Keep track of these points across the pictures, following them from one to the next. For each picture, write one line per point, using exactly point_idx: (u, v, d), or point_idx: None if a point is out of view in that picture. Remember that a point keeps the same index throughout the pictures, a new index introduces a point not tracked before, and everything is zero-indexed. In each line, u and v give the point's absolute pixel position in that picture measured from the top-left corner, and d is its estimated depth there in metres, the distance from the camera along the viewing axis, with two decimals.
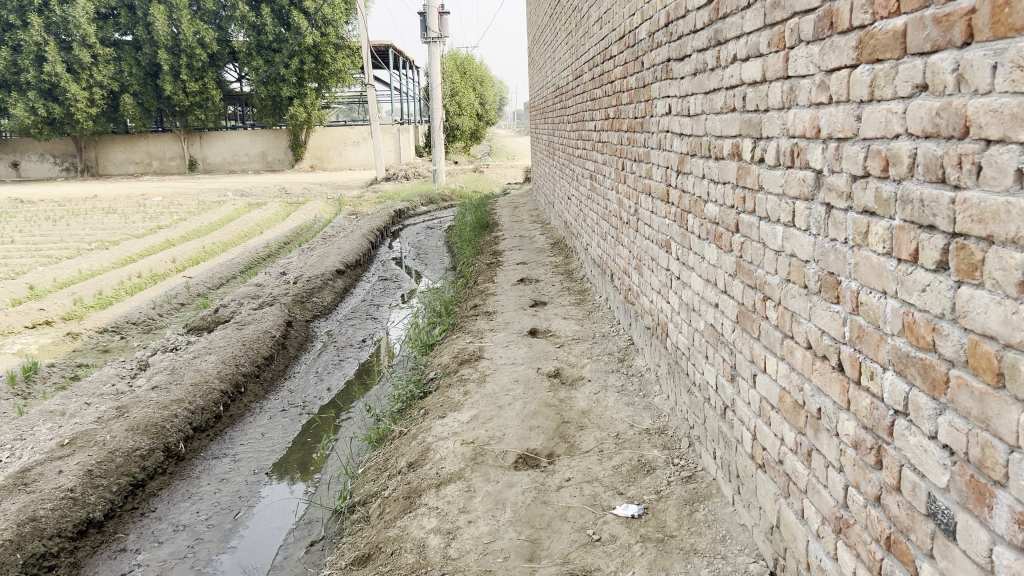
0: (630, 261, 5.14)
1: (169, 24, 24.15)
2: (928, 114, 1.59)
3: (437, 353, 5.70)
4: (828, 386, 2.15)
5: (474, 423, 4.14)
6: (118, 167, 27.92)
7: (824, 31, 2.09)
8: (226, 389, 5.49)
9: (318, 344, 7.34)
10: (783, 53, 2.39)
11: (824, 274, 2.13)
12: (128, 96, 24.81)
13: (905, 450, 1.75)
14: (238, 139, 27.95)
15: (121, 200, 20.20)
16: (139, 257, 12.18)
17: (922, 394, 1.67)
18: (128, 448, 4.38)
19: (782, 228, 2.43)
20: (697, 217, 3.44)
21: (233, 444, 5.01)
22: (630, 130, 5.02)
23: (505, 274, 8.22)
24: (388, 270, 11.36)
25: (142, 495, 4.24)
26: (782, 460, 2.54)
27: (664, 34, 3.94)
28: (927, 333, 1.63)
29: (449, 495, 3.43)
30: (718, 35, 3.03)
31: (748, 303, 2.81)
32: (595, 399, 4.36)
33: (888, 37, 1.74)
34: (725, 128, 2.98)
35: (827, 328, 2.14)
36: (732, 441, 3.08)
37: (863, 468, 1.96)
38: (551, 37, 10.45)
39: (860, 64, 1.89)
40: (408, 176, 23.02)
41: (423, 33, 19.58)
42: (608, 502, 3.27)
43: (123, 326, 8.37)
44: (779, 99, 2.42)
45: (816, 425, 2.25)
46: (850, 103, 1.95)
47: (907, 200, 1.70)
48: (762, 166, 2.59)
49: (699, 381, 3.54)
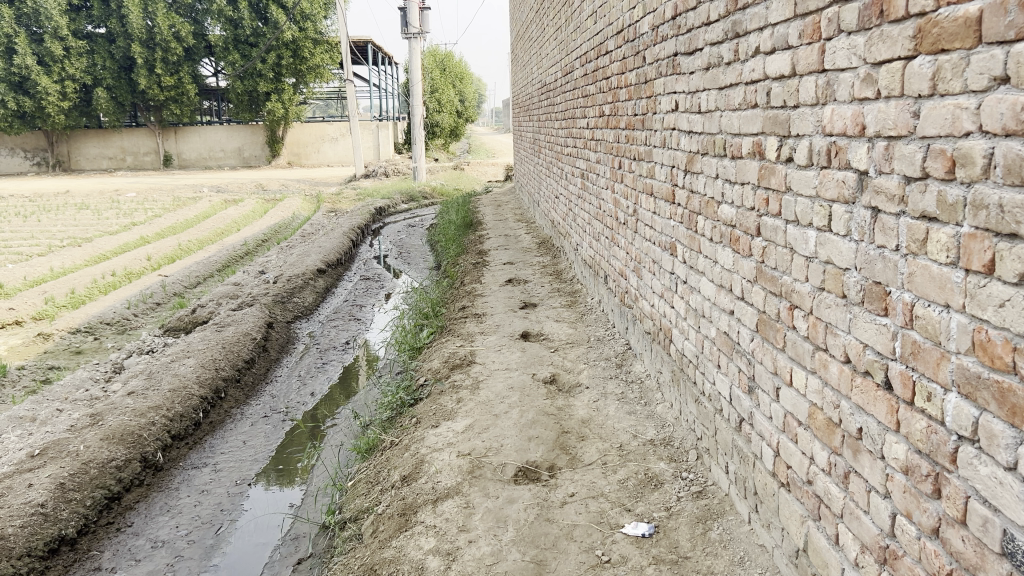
0: (627, 263, 4.98)
1: (144, 17, 23.70)
2: (1009, 109, 1.44)
3: (426, 358, 5.50)
4: (872, 405, 1.99)
5: (470, 432, 3.95)
6: (91, 162, 27.41)
7: (871, 19, 1.92)
8: (206, 395, 5.26)
9: (300, 346, 7.11)
10: (817, 45, 2.22)
11: (869, 283, 1.97)
12: (101, 90, 24.31)
13: (973, 480, 1.59)
14: (214, 134, 27.52)
15: (93, 195, 19.74)
16: (113, 254, 11.84)
17: (998, 420, 1.51)
18: (103, 459, 4.16)
19: (815, 232, 2.27)
20: (709, 219, 3.28)
21: (213, 453, 4.79)
22: (628, 127, 4.86)
23: (492, 274, 8.03)
24: (370, 269, 11.13)
25: (118, 509, 4.02)
26: (810, 481, 2.37)
27: (671, 27, 3.77)
28: (1005, 353, 1.47)
29: (447, 512, 3.24)
30: (737, 28, 2.86)
31: (770, 311, 2.64)
32: (595, 407, 4.19)
33: (957, 25, 1.58)
34: (744, 125, 2.81)
35: (871, 342, 1.97)
36: (748, 456, 2.91)
37: (915, 496, 1.80)
38: (537, 32, 10.28)
39: (918, 55, 1.73)
40: (387, 173, 22.76)
41: (403, 28, 19.30)
42: (616, 520, 3.10)
43: (97, 326, 8.09)
44: (813, 94, 2.26)
45: (855, 446, 2.09)
46: (904, 98, 1.78)
47: (980, 205, 1.54)
48: (791, 166, 2.42)
49: (708, 391, 3.38)
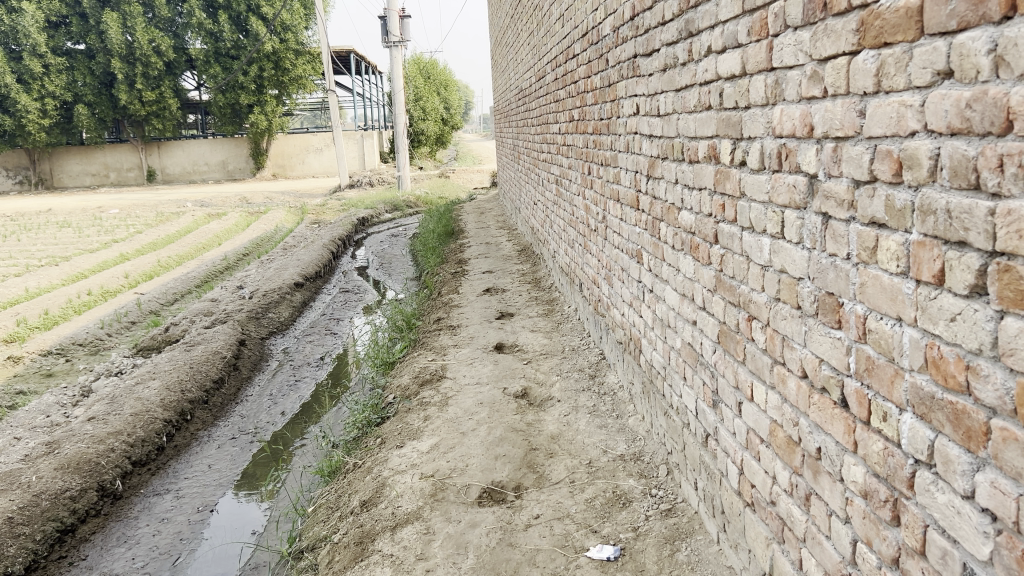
0: (599, 270, 4.85)
1: (123, 32, 23.50)
2: (954, 106, 1.31)
3: (397, 373, 5.37)
4: (829, 424, 1.86)
5: (435, 453, 3.82)
6: (74, 180, 27.16)
7: (815, 13, 1.80)
8: (170, 418, 5.12)
9: (273, 363, 6.97)
10: (765, 42, 2.11)
11: (822, 294, 1.85)
12: (81, 107, 24.07)
13: (931, 508, 1.46)
14: (197, 148, 27.34)
15: (76, 213, 19.50)
16: (90, 273, 11.63)
17: (953, 445, 1.38)
18: (56, 490, 4.02)
19: (768, 240, 2.15)
20: (670, 226, 3.16)
21: (176, 478, 4.64)
22: (595, 132, 4.74)
23: (470, 283, 7.91)
24: (351, 281, 11.00)
25: (71, 542, 3.88)
26: (774, 502, 2.25)
27: (630, 29, 3.65)
28: (958, 372, 1.35)
29: (406, 540, 3.10)
30: (690, 26, 2.74)
31: (730, 322, 2.52)
32: (565, 421, 4.05)
33: (898, 16, 1.46)
34: (700, 128, 2.69)
35: (827, 357, 1.85)
36: (715, 473, 2.79)
37: (875, 523, 1.67)
38: (513, 38, 10.17)
39: (862, 49, 1.61)
40: (372, 183, 22.64)
41: (384, 37, 19.17)
42: (580, 543, 2.96)
43: (69, 348, 7.90)
44: (762, 94, 2.14)
45: (815, 467, 1.96)
46: (850, 96, 1.66)
47: (927, 211, 1.41)
48: (744, 170, 2.30)
49: (676, 405, 3.25)
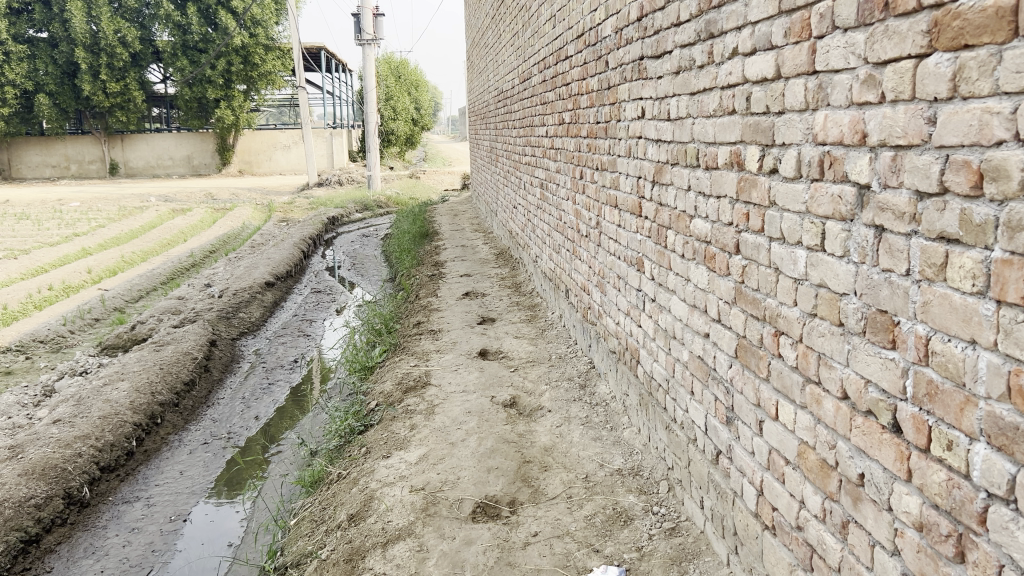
0: (590, 277, 4.74)
1: (88, 21, 22.93)
2: None
3: (379, 379, 5.20)
4: (875, 449, 1.76)
5: (424, 464, 3.67)
6: (34, 171, 26.46)
7: (872, 14, 1.70)
8: (140, 422, 4.91)
9: (245, 365, 6.76)
10: (807, 44, 2.00)
11: (872, 311, 1.74)
12: (43, 97, 23.44)
13: (1009, 547, 1.36)
14: (162, 141, 26.78)
15: (36, 204, 18.93)
16: (50, 267, 11.25)
17: None
18: (20, 497, 3.81)
19: (804, 252, 2.04)
20: (680, 234, 3.05)
21: (147, 485, 4.44)
22: (590, 136, 4.63)
23: (449, 287, 7.75)
24: (322, 281, 10.76)
25: (36, 554, 3.67)
26: (801, 527, 2.14)
27: (636, 30, 3.54)
28: None
29: (398, 557, 2.95)
30: (711, 27, 2.63)
31: (751, 336, 2.41)
32: (558, 433, 3.92)
33: (986, 16, 1.36)
34: (721, 133, 2.58)
35: (875, 378, 1.74)
36: (727, 493, 2.67)
37: (932, 557, 1.57)
38: (493, 39, 10.05)
39: (933, 52, 1.51)
40: (341, 181, 22.35)
41: (357, 34, 18.90)
42: (583, 562, 2.83)
43: (29, 345, 7.60)
44: (801, 99, 2.04)
45: (855, 494, 1.85)
46: (916, 102, 1.56)
47: (1016, 228, 1.32)
48: (775, 178, 2.20)
49: (681, 419, 3.14)
